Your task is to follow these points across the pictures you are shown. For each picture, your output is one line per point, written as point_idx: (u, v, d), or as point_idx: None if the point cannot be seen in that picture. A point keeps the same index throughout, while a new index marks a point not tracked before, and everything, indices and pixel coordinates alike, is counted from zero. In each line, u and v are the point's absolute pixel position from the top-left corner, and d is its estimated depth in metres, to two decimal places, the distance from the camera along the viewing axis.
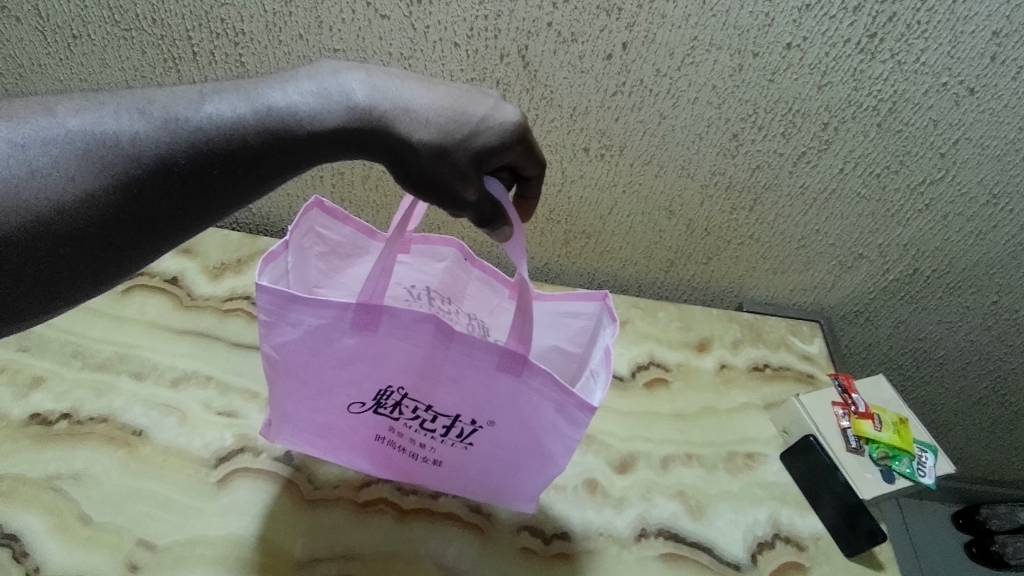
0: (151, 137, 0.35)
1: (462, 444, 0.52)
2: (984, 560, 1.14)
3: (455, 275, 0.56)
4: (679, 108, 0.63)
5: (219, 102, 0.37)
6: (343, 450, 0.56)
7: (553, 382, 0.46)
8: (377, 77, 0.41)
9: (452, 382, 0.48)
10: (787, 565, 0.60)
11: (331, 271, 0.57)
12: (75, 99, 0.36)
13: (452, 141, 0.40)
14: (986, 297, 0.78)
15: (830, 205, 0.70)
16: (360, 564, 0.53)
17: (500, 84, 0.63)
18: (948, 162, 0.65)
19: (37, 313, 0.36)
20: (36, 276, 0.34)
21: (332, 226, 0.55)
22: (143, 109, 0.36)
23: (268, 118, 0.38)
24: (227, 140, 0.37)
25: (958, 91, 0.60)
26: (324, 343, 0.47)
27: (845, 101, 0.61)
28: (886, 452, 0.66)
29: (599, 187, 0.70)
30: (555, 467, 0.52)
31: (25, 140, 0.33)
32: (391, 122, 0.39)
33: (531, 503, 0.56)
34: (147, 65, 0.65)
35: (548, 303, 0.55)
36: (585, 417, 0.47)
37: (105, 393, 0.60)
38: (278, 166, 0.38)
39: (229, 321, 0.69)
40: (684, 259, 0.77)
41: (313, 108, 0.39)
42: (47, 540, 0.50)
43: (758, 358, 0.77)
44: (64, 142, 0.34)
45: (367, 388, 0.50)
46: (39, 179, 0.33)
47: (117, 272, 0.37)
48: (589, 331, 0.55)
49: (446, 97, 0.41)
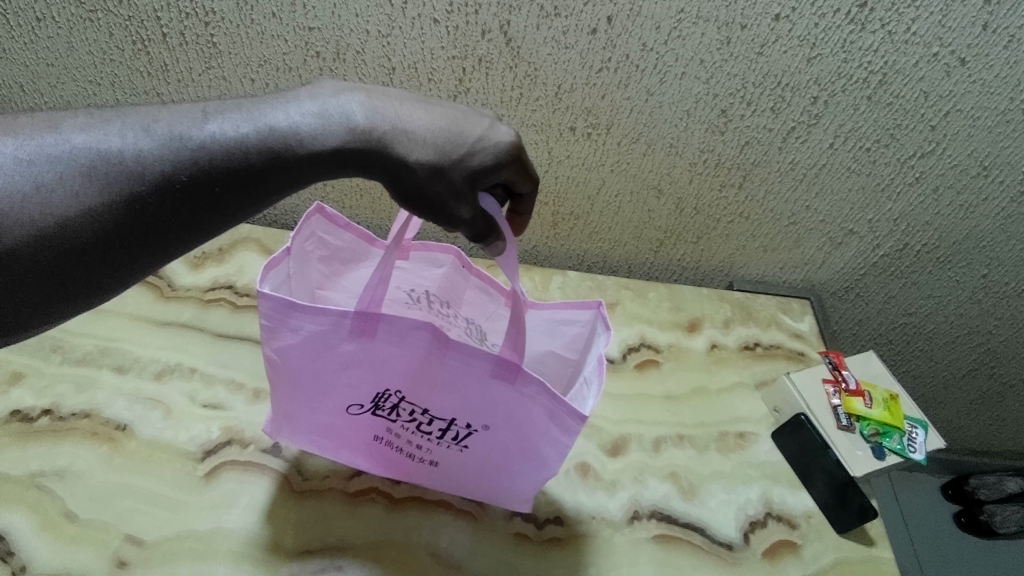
0: (155, 154, 0.34)
1: (458, 446, 0.52)
2: (973, 529, 1.15)
3: (453, 281, 0.55)
4: (666, 84, 0.62)
5: (222, 121, 0.36)
6: (341, 450, 0.55)
7: (546, 391, 0.45)
8: (377, 98, 0.40)
9: (448, 387, 0.47)
10: (780, 543, 0.60)
11: (331, 274, 0.56)
12: (83, 114, 0.35)
13: (448, 161, 0.39)
14: (975, 271, 0.78)
15: (820, 179, 0.69)
16: (352, 555, 0.52)
17: (483, 62, 0.61)
18: (939, 134, 0.64)
19: (36, 322, 0.35)
20: (39, 289, 0.33)
21: (334, 232, 0.53)
22: (147, 126, 0.35)
23: (270, 137, 0.36)
24: (230, 159, 0.35)
25: (949, 61, 0.59)
26: (323, 351, 0.46)
27: (835, 74, 0.60)
28: (877, 429, 0.65)
29: (586, 167, 0.69)
30: (548, 470, 0.51)
31: (31, 156, 0.33)
32: (391, 143, 0.38)
33: (526, 502, 0.55)
34: (117, 48, 0.63)
35: (544, 311, 0.53)
36: (576, 425, 0.46)
37: (87, 388, 0.59)
38: (280, 184, 0.37)
39: (211, 311, 0.67)
40: (674, 239, 0.77)
41: (315, 129, 0.37)
42: (33, 538, 0.49)
43: (749, 337, 0.77)
44: (69, 159, 0.33)
45: (364, 391, 0.49)
46: (43, 195, 0.32)
47: (116, 283, 0.36)
48: (584, 337, 0.54)
49: (443, 119, 0.40)
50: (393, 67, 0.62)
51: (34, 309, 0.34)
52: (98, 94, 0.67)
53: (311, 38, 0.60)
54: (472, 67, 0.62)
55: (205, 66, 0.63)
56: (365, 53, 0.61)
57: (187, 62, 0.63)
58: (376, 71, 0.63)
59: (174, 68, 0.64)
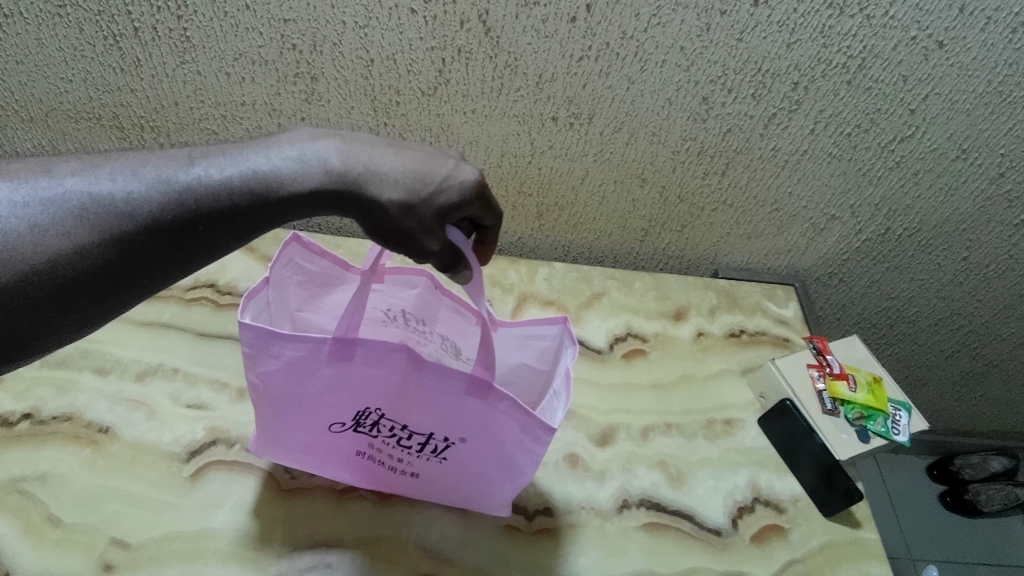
0: (144, 196, 0.36)
1: (437, 458, 0.51)
2: (958, 508, 1.17)
3: (427, 302, 0.54)
4: (647, 72, 0.61)
5: (207, 165, 0.38)
6: (325, 465, 0.54)
7: (518, 405, 0.45)
8: (351, 142, 0.41)
9: (426, 404, 0.47)
10: (767, 528, 0.60)
11: (310, 297, 0.54)
12: (75, 160, 0.37)
13: (418, 199, 0.40)
14: (957, 253, 0.78)
15: (802, 165, 0.69)
16: (342, 552, 0.52)
17: (462, 52, 0.60)
18: (919, 118, 0.65)
19: (21, 356, 0.36)
20: (26, 322, 0.34)
21: (310, 258, 0.52)
22: (137, 171, 0.37)
23: (253, 179, 0.38)
24: (215, 201, 0.37)
25: (927, 45, 0.59)
26: (306, 375, 0.46)
27: (814, 59, 0.60)
28: (862, 412, 0.66)
29: (570, 157, 0.69)
30: (525, 478, 0.51)
31: (26, 199, 0.34)
32: (364, 184, 0.40)
33: (504, 507, 0.55)
34: (87, 44, 0.61)
35: (513, 329, 0.53)
36: (547, 437, 0.46)
37: (68, 390, 0.58)
38: (261, 222, 0.39)
39: (194, 310, 0.66)
40: (659, 228, 0.77)
41: (294, 171, 0.39)
42: (16, 544, 0.48)
43: (734, 324, 0.77)
44: (62, 202, 0.35)
45: (345, 410, 0.49)
46: (35, 234, 0.34)
47: (102, 316, 0.37)
48: (554, 350, 0.54)
49: (412, 160, 0.41)
50: (371, 58, 0.61)
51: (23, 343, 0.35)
52: (70, 92, 0.65)
53: (286, 31, 0.59)
54: (451, 58, 0.61)
55: (179, 60, 0.62)
56: (343, 44, 0.60)
57: (161, 57, 0.62)
58: (353, 63, 0.62)
59: (146, 63, 0.63)
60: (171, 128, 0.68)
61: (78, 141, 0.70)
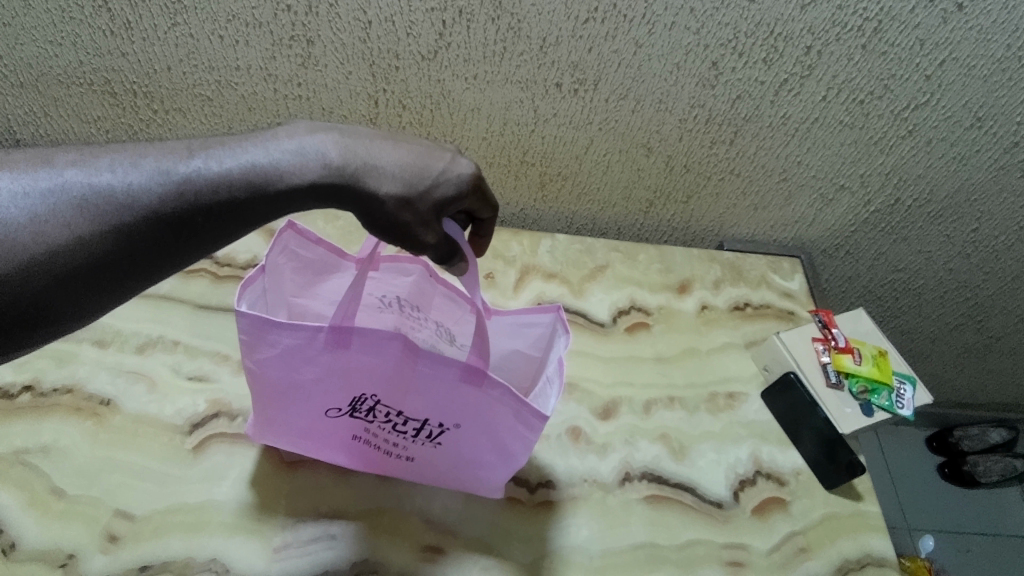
0: (144, 188, 0.35)
1: (432, 443, 0.51)
2: (956, 479, 1.18)
3: (422, 290, 0.52)
4: (655, 35, 0.60)
5: (207, 158, 0.37)
6: (322, 449, 0.53)
7: (511, 393, 0.44)
8: (349, 135, 0.40)
9: (421, 392, 0.47)
10: (769, 500, 0.60)
11: (306, 284, 0.53)
12: (75, 151, 0.35)
13: (415, 193, 0.39)
14: (966, 224, 0.77)
15: (812, 134, 0.68)
16: (344, 523, 0.52)
17: (463, 14, 0.58)
18: (934, 84, 0.63)
19: (20, 347, 0.34)
20: (28, 315, 0.33)
21: (306, 246, 0.51)
22: (136, 162, 0.36)
23: (252, 173, 0.37)
24: (214, 193, 0.36)
25: (946, 6, 0.57)
26: (302, 362, 0.45)
27: (829, 22, 0.58)
28: (866, 386, 0.65)
29: (574, 125, 0.67)
30: (519, 463, 0.51)
31: (26, 189, 0.33)
32: (362, 178, 0.39)
33: (497, 492, 0.55)
34: (75, 5, 0.60)
35: (506, 317, 0.52)
36: (539, 424, 0.46)
37: (68, 362, 0.57)
38: (260, 215, 0.38)
39: (192, 282, 0.65)
40: (664, 199, 0.75)
41: (292, 164, 0.38)
42: (20, 516, 0.48)
43: (739, 297, 0.76)
44: (62, 192, 0.33)
45: (340, 396, 0.48)
46: (36, 224, 0.32)
47: (102, 307, 0.36)
48: (547, 338, 0.53)
49: (410, 153, 0.40)
50: (369, 21, 0.59)
51: (23, 335, 0.34)
52: (60, 56, 0.64)
53: None
54: (452, 20, 0.59)
55: (170, 22, 0.60)
56: (339, 5, 0.58)
57: (152, 19, 0.60)
58: (351, 25, 0.60)
59: (138, 26, 0.61)
60: (164, 94, 0.67)
61: (70, 108, 0.68)
